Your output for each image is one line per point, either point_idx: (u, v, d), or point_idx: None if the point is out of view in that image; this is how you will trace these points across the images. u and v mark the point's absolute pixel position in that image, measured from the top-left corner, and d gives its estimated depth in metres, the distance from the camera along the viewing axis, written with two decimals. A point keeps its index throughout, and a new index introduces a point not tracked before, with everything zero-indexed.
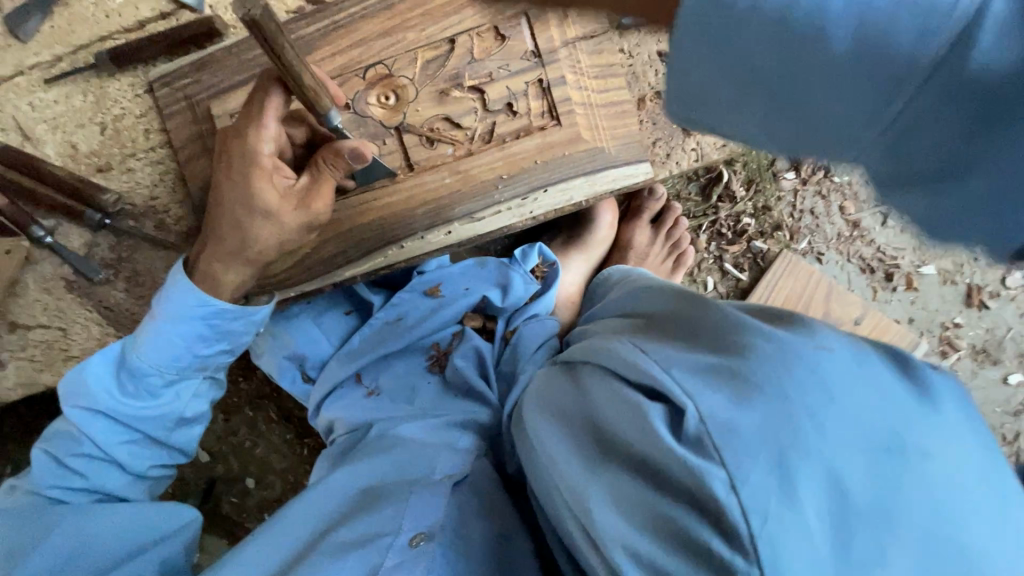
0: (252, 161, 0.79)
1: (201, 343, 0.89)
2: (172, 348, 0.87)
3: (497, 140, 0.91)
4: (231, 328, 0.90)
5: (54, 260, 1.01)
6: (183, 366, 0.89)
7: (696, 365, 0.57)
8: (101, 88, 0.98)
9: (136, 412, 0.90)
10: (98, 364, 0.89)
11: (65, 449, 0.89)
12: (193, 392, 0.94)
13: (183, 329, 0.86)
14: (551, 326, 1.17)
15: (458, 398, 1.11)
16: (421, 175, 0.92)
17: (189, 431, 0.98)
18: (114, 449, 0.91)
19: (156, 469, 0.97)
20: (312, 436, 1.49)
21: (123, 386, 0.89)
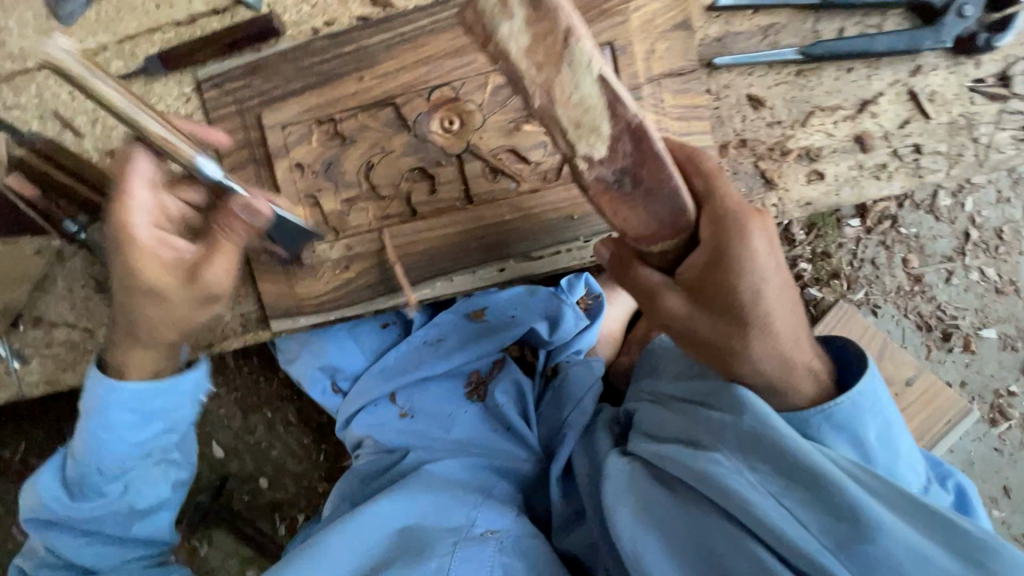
0: (123, 234, 0.71)
1: (132, 431, 0.80)
2: (98, 437, 0.78)
3: (565, 179, 0.85)
4: (157, 406, 0.80)
5: (86, 258, 0.97)
6: (125, 458, 0.80)
7: (829, 541, 0.62)
8: (145, 83, 0.92)
9: (81, 516, 0.82)
10: (44, 474, 0.83)
11: (33, 561, 0.83)
12: (143, 480, 0.84)
13: (117, 420, 0.78)
14: (596, 365, 1.09)
15: (496, 433, 1.09)
16: (480, 209, 0.86)
17: (154, 518, 0.88)
18: (77, 554, 0.83)
19: (131, 564, 0.87)
20: (330, 443, 1.45)
21: (68, 492, 0.82)
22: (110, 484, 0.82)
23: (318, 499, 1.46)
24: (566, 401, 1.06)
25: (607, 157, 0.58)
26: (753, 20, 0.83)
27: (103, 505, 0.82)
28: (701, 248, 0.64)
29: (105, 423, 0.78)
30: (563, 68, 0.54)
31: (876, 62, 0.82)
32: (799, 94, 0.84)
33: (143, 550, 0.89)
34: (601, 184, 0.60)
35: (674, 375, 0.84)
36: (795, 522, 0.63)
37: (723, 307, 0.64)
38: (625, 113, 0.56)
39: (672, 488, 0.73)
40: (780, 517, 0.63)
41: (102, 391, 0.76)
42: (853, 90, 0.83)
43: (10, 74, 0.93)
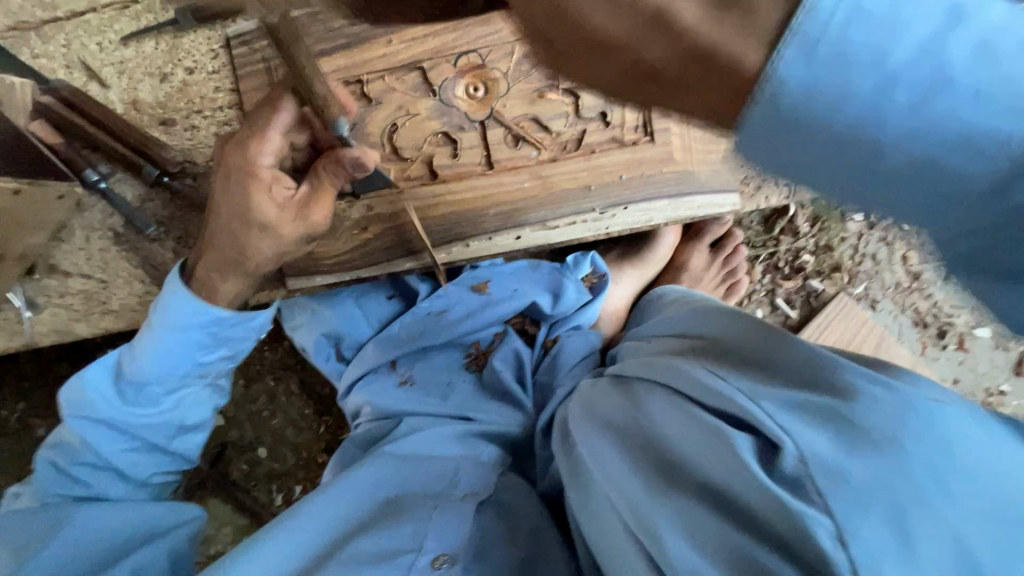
0: (251, 174, 0.76)
1: (202, 351, 0.88)
2: (171, 349, 0.85)
3: (584, 149, 0.87)
4: (227, 334, 0.87)
5: (104, 210, 0.98)
6: (182, 374, 0.88)
7: (779, 397, 0.56)
8: (174, 38, 0.93)
9: (134, 420, 0.89)
10: (97, 373, 0.88)
11: (67, 457, 0.88)
12: (193, 399, 0.93)
13: (189, 337, 0.85)
14: (593, 337, 1.13)
15: (492, 400, 1.07)
16: (500, 175, 0.88)
17: (192, 438, 0.96)
18: (116, 456, 0.90)
19: (158, 476, 0.95)
20: (331, 414, 1.46)
21: (122, 395, 0.88)
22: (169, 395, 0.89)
23: (317, 471, 1.46)
24: (560, 370, 1.08)
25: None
26: None
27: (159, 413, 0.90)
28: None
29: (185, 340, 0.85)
30: None
31: None
32: None
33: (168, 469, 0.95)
34: None
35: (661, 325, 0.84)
36: (747, 393, 0.57)
37: None
38: None
39: (626, 388, 0.72)
40: (731, 392, 0.58)
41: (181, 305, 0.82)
42: None
43: (39, 22, 0.94)
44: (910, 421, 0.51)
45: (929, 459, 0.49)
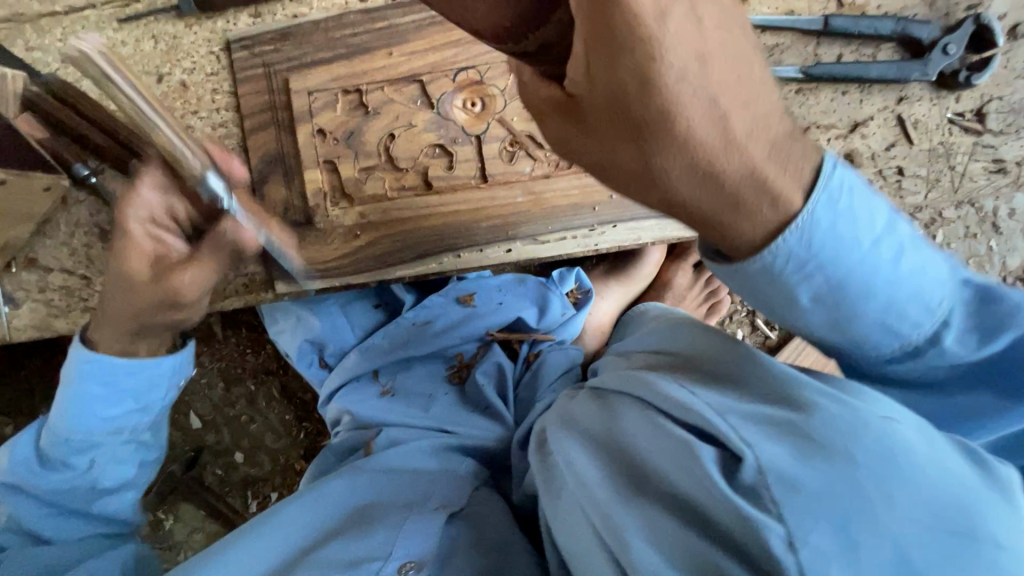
0: (212, 202, 0.80)
1: (106, 405, 0.85)
2: (71, 397, 0.84)
3: (577, 167, 0.89)
4: (133, 383, 0.86)
5: (91, 206, 0.96)
6: (93, 430, 0.85)
7: (747, 412, 0.50)
8: (173, 38, 0.93)
9: (48, 492, 0.86)
10: (22, 445, 0.88)
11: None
12: (112, 457, 0.90)
13: (89, 393, 0.84)
14: (575, 353, 1.13)
15: (473, 412, 1.07)
16: (493, 189, 0.90)
17: (117, 496, 0.93)
18: (33, 521, 0.86)
19: (86, 537, 0.90)
20: (310, 421, 1.45)
21: (40, 459, 0.87)
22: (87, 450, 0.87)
23: (295, 477, 1.44)
24: (540, 385, 1.07)
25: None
26: (761, 39, 0.89)
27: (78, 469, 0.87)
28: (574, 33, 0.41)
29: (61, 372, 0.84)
30: None
31: (869, 88, 0.90)
32: (798, 110, 0.91)
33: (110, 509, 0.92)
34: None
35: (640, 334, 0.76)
36: (709, 402, 0.51)
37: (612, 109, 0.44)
38: None
39: (597, 396, 0.65)
40: (695, 401, 0.52)
41: (91, 366, 0.83)
42: (846, 112, 0.90)
43: (36, 16, 0.93)
44: (884, 271, 0.44)
45: (900, 474, 0.44)
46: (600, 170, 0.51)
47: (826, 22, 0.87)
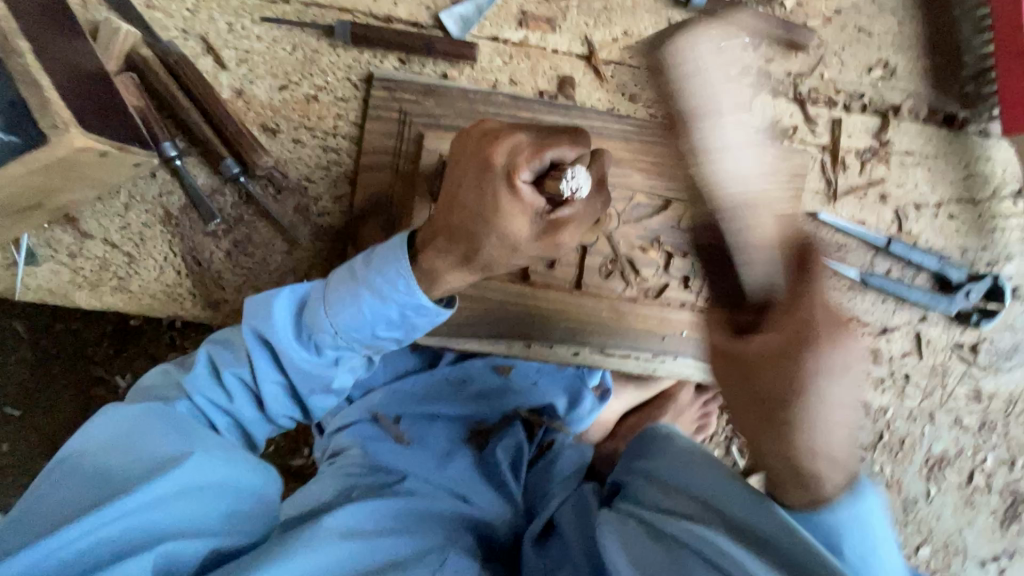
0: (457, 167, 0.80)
1: (386, 325, 0.79)
2: (374, 308, 0.77)
3: (662, 301, 0.96)
4: (417, 323, 0.80)
5: (163, 186, 0.88)
6: (358, 338, 0.79)
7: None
8: (314, 50, 0.90)
9: (293, 366, 0.80)
10: (284, 298, 0.80)
11: (227, 360, 0.81)
12: (351, 366, 0.83)
13: (382, 311, 0.77)
14: (585, 451, 1.23)
15: (486, 485, 1.12)
16: (584, 298, 0.94)
17: (327, 400, 0.85)
18: (233, 381, 0.81)
19: (282, 417, 0.86)
20: (285, 437, 1.35)
21: (296, 331, 0.80)
22: (326, 350, 0.80)
23: None
24: (552, 478, 1.15)
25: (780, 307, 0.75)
26: (835, 235, 1.02)
27: (306, 361, 0.80)
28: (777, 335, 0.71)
29: (389, 283, 0.76)
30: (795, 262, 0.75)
31: (902, 303, 1.05)
32: (846, 304, 1.04)
33: (287, 416, 0.86)
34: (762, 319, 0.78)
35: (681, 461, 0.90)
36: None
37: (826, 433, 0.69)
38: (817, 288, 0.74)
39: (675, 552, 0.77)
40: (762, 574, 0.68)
41: (403, 289, 0.76)
42: (881, 317, 1.05)
43: None
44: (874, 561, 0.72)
45: None
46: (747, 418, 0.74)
47: (889, 243, 1.01)
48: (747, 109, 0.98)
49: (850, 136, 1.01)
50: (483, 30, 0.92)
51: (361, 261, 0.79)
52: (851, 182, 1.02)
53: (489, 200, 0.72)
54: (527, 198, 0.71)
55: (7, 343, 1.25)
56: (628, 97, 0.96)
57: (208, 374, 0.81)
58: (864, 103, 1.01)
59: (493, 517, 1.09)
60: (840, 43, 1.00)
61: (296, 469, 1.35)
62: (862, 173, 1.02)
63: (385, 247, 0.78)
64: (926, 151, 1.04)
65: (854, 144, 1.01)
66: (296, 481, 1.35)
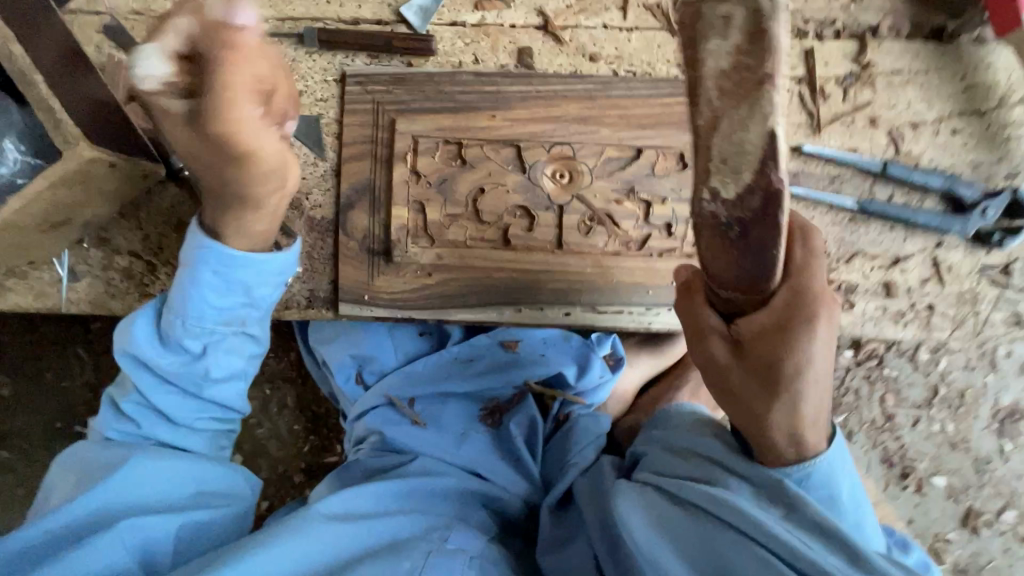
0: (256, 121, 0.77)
1: (219, 292, 0.85)
2: (200, 278, 0.84)
3: (646, 251, 0.95)
4: (245, 278, 0.86)
5: (174, 197, 0.99)
6: (206, 320, 0.86)
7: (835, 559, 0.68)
8: (292, 60, 0.98)
9: (155, 362, 0.87)
10: (142, 316, 0.88)
11: (120, 396, 0.89)
12: (224, 349, 0.89)
13: (205, 280, 0.84)
14: (604, 419, 1.19)
15: (502, 461, 1.13)
16: (567, 257, 0.95)
17: (228, 389, 0.92)
18: (153, 398, 0.89)
19: (202, 422, 0.92)
20: (317, 435, 1.43)
21: (157, 339, 0.87)
22: (187, 341, 0.86)
23: (289, 491, 1.42)
24: (571, 449, 1.13)
25: (731, 203, 0.58)
26: (824, 167, 0.99)
27: (173, 360, 0.87)
28: (767, 311, 0.67)
29: (195, 253, 0.83)
30: (741, 103, 0.56)
31: (913, 229, 0.99)
32: (849, 236, 0.99)
33: (204, 419, 0.92)
34: (712, 221, 0.60)
35: (686, 428, 0.88)
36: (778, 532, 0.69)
37: (767, 375, 0.68)
38: (771, 175, 0.56)
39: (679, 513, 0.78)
40: (778, 528, 0.69)
41: (204, 251, 0.83)
42: (891, 246, 0.99)
43: (166, 15, 0.98)
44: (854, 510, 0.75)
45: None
46: (730, 396, 0.72)
47: (885, 166, 0.97)
48: None
49: (827, 65, 0.98)
50: (442, 17, 0.98)
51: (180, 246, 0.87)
52: (835, 110, 0.99)
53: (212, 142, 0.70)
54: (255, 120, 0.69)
55: (73, 368, 1.41)
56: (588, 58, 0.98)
57: (119, 417, 0.89)
58: (836, 29, 0.99)
59: (509, 493, 1.10)
60: None
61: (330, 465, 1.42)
62: (846, 99, 0.99)
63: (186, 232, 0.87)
64: (915, 67, 0.99)
65: (833, 72, 0.98)
66: None
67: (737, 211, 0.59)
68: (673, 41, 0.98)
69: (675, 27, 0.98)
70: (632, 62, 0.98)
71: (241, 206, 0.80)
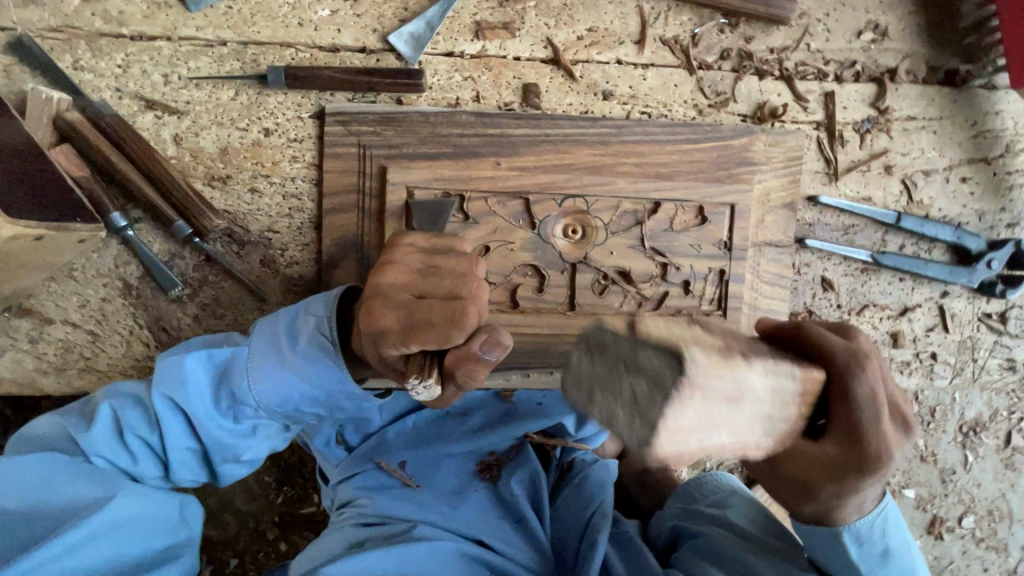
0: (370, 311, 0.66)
1: (311, 403, 0.79)
2: (303, 387, 0.77)
3: (664, 310, 0.89)
4: (334, 392, 0.78)
5: (118, 255, 0.83)
6: (280, 410, 0.78)
7: None
8: (259, 94, 0.83)
9: (206, 433, 0.76)
10: (205, 356, 0.77)
11: (131, 423, 0.76)
12: (267, 437, 0.81)
13: (302, 379, 0.76)
14: (612, 466, 1.13)
15: (506, 522, 1.04)
16: (579, 318, 0.88)
17: (238, 471, 0.82)
18: (171, 449, 0.77)
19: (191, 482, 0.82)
20: (292, 485, 1.31)
21: (213, 399, 0.77)
22: (244, 419, 0.78)
23: (263, 547, 1.29)
24: (583, 499, 1.08)
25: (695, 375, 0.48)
26: (839, 217, 0.95)
27: (218, 430, 0.77)
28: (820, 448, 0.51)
29: (313, 365, 0.75)
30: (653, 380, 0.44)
31: (919, 279, 0.98)
32: (860, 288, 0.97)
33: (193, 481, 0.82)
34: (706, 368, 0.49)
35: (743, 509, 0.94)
36: None
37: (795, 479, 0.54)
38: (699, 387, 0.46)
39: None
40: None
41: (325, 356, 0.75)
42: (899, 296, 0.98)
43: (96, 34, 0.80)
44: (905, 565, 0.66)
45: None
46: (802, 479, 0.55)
47: (898, 218, 0.94)
48: (729, 94, 0.92)
49: (845, 109, 0.94)
50: (437, 46, 0.86)
51: (288, 327, 0.78)
52: (851, 157, 0.95)
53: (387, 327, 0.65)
54: (402, 327, 0.64)
55: None
56: (601, 97, 0.89)
57: (107, 431, 0.76)
58: (856, 70, 0.94)
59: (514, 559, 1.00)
60: (823, 9, 0.93)
61: (308, 517, 1.31)
62: (862, 146, 0.95)
63: (308, 319, 0.77)
64: (929, 113, 0.96)
65: (851, 116, 0.94)
66: (309, 528, 1.31)
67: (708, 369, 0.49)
68: (690, 80, 0.91)
69: (693, 65, 0.90)
70: (647, 102, 0.90)
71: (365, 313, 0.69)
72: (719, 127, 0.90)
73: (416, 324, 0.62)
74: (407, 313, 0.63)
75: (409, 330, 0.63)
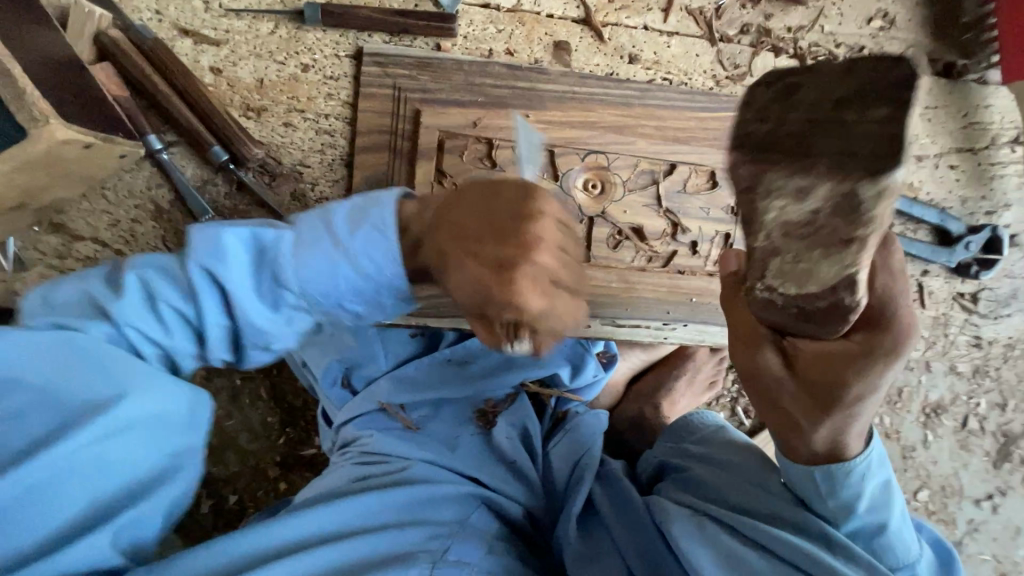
0: (498, 243, 0.49)
1: (358, 297, 0.61)
2: (355, 276, 0.58)
3: (672, 269, 0.95)
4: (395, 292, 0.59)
5: (151, 178, 0.85)
6: (321, 302, 0.60)
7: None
8: (297, 29, 0.85)
9: (239, 317, 0.59)
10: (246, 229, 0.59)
11: (163, 289, 0.59)
12: (301, 329, 0.63)
13: (346, 274, 0.59)
14: (602, 417, 1.20)
15: (499, 464, 1.09)
16: (593, 270, 0.93)
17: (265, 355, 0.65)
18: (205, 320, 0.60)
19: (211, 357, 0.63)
20: (294, 427, 1.34)
21: (257, 273, 0.59)
22: (279, 308, 0.60)
23: (263, 486, 1.33)
24: (574, 447, 1.13)
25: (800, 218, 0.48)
26: None
27: (256, 317, 0.60)
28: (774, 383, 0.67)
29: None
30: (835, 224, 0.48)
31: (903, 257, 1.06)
32: None
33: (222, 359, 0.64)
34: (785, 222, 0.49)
35: (729, 445, 0.95)
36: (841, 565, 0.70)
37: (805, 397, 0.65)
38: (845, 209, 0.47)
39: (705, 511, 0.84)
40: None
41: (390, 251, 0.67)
42: None
43: None
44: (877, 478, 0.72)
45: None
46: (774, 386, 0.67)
47: None
48: (746, 68, 0.97)
49: None
50: None
51: (341, 209, 0.60)
52: None
53: (517, 277, 0.48)
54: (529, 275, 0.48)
55: None
56: (626, 60, 0.94)
57: (138, 300, 0.59)
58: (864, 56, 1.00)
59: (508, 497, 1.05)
60: None
61: (308, 458, 1.35)
62: None
63: (389, 196, 0.68)
64: (926, 101, 1.03)
65: None
66: (308, 470, 1.34)
67: (800, 300, 0.53)
68: (711, 51, 0.96)
69: (715, 37, 0.95)
70: (669, 69, 0.95)
71: (422, 240, 0.57)
72: (735, 97, 0.95)
73: (552, 292, 0.49)
74: (549, 261, 0.49)
75: (531, 292, 0.49)
